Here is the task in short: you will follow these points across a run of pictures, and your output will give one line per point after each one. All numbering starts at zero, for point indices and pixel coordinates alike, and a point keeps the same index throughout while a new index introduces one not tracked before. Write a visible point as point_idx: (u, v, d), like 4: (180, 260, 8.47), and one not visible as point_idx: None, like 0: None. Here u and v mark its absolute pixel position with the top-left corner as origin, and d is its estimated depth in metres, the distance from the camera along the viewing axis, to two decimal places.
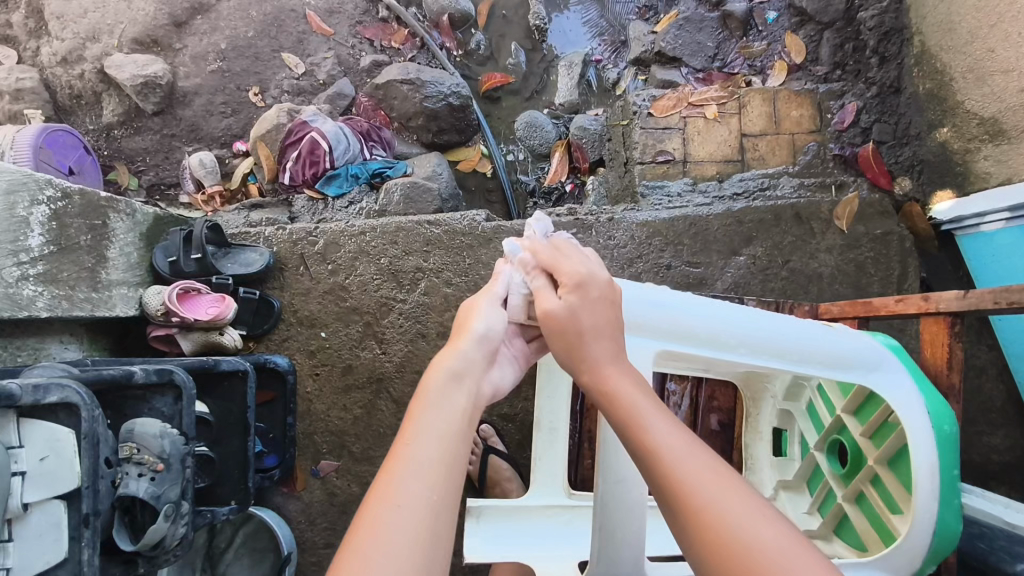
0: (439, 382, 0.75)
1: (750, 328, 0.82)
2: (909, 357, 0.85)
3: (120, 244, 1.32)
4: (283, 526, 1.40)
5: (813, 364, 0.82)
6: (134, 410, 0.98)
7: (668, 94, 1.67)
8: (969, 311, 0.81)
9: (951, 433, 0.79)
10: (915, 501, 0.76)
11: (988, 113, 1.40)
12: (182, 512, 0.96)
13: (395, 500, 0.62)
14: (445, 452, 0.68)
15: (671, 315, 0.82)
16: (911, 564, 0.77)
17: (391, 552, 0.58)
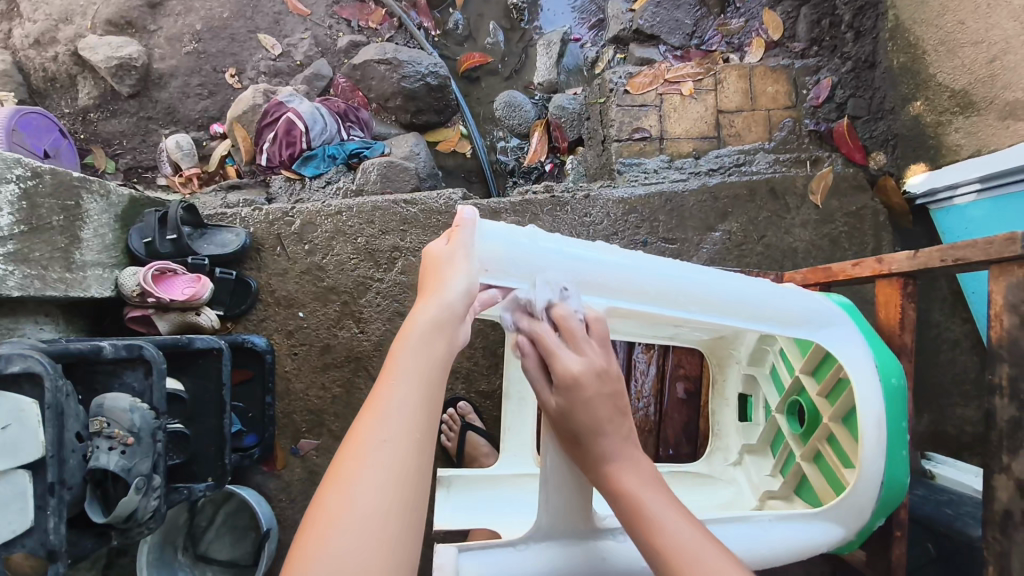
0: (416, 320, 0.69)
1: (703, 287, 0.82)
2: (861, 316, 0.87)
3: (94, 225, 1.32)
4: (263, 504, 1.40)
5: (767, 320, 0.83)
6: (106, 385, 0.99)
7: (644, 71, 1.68)
8: (920, 270, 0.83)
9: (900, 386, 0.81)
10: (864, 454, 0.78)
11: (958, 86, 1.41)
12: (154, 486, 0.97)
13: (374, 439, 0.61)
14: (425, 389, 0.66)
15: (619, 273, 0.80)
16: (860, 515, 0.80)
17: (372, 493, 0.58)
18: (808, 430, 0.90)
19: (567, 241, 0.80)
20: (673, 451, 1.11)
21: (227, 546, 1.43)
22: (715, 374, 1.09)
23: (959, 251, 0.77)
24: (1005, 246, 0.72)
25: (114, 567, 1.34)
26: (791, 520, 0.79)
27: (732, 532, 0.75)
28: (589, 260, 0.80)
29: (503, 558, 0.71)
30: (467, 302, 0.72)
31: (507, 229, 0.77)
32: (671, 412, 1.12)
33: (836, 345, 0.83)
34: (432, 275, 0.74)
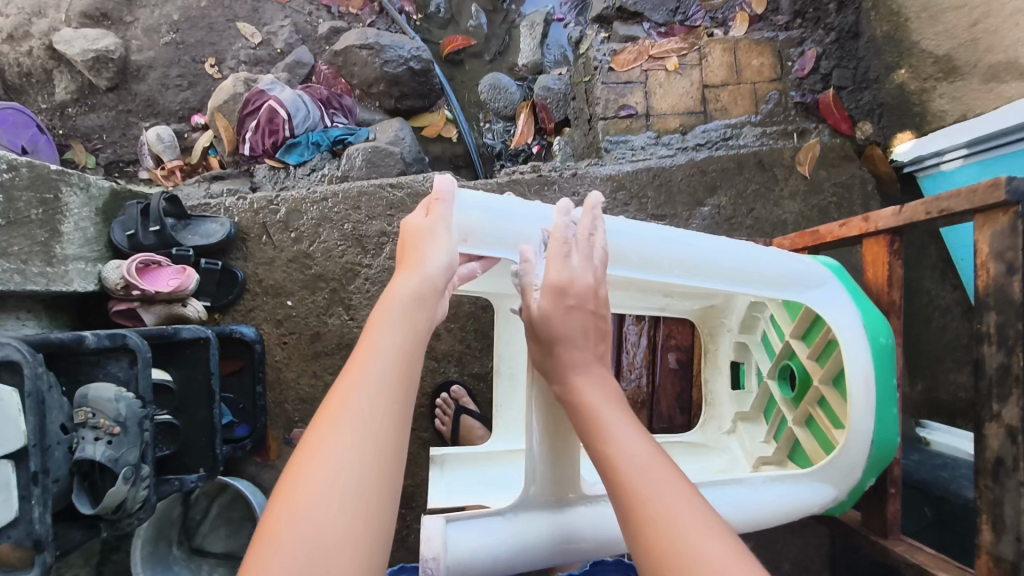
0: (397, 294, 0.69)
1: (686, 251, 0.81)
2: (849, 276, 0.86)
3: (75, 219, 1.30)
4: (258, 494, 1.39)
5: (750, 282, 0.83)
6: (89, 375, 0.98)
7: (629, 48, 1.65)
8: (906, 225, 0.82)
9: (888, 345, 0.81)
10: (854, 414, 0.78)
11: (942, 51, 1.39)
12: (143, 476, 0.95)
13: (352, 407, 0.61)
14: (401, 362, 0.66)
15: (603, 239, 0.79)
16: (851, 475, 0.80)
17: (349, 460, 0.58)
18: (800, 394, 0.90)
19: (545, 207, 0.78)
20: (668, 423, 1.09)
21: (223, 538, 1.42)
22: (707, 344, 1.08)
23: (945, 202, 0.76)
24: (989, 194, 0.71)
25: (109, 563, 1.32)
26: (783, 483, 0.78)
27: (725, 494, 0.74)
28: (575, 225, 0.78)
29: (492, 528, 0.71)
30: (446, 277, 0.73)
31: (486, 197, 0.76)
32: (664, 383, 1.10)
33: (823, 306, 0.82)
34: (412, 249, 0.73)
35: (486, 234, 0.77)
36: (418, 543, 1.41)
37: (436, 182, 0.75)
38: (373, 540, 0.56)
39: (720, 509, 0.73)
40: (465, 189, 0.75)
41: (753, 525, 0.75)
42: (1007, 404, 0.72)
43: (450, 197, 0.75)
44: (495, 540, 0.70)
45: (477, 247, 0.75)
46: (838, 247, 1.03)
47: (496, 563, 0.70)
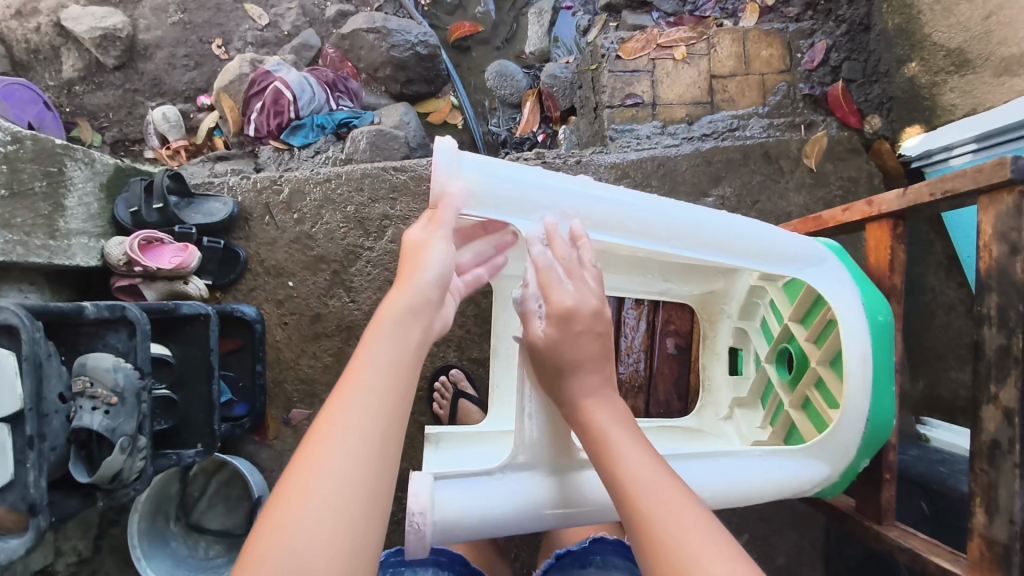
0: (391, 307, 0.68)
1: (684, 221, 0.79)
2: (851, 259, 0.85)
3: (79, 193, 1.30)
4: (254, 472, 1.40)
5: (749, 256, 0.82)
6: (88, 347, 0.98)
7: (636, 36, 1.65)
8: (909, 209, 0.81)
9: (887, 323, 0.79)
10: (850, 396, 0.77)
11: (953, 44, 1.37)
12: (139, 447, 0.96)
13: (337, 429, 0.60)
14: (386, 387, 0.63)
15: (602, 206, 0.78)
16: (845, 456, 0.80)
17: (330, 479, 0.57)
18: (797, 377, 0.89)
19: (543, 172, 0.77)
20: (665, 409, 1.08)
21: (220, 516, 1.44)
22: (705, 330, 1.07)
23: (949, 183, 0.76)
24: (993, 173, 0.71)
25: (106, 537, 1.34)
26: (777, 461, 0.78)
27: (717, 468, 0.74)
28: (573, 191, 0.77)
29: (479, 485, 0.73)
30: (441, 291, 0.71)
31: (485, 159, 0.74)
32: (662, 368, 1.09)
33: (822, 285, 0.81)
34: (408, 261, 0.72)
35: (484, 196, 0.75)
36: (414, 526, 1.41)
37: (434, 149, 0.71)
38: (354, 556, 0.55)
39: (710, 484, 0.73)
40: (464, 152, 0.73)
41: (743, 500, 0.75)
42: (1005, 386, 0.72)
43: (448, 163, 0.72)
44: (481, 499, 0.71)
45: (476, 210, 0.75)
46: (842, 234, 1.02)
47: (481, 523, 0.71)
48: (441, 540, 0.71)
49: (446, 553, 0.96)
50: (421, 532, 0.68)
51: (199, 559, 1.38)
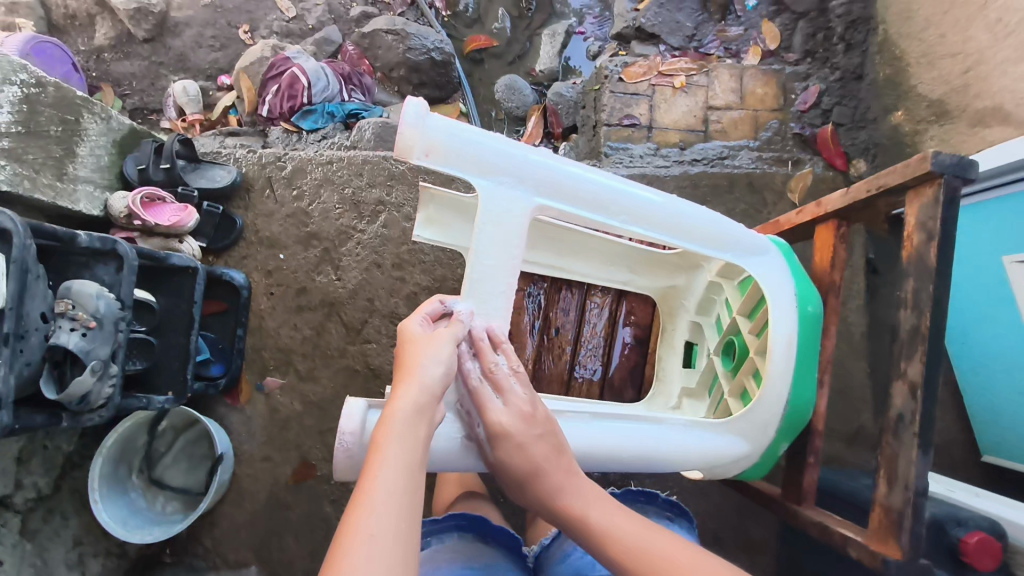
0: (397, 408, 0.71)
1: (637, 202, 0.85)
2: (794, 258, 0.92)
3: (91, 144, 1.37)
4: (221, 431, 1.43)
5: (694, 240, 0.88)
6: (76, 275, 1.03)
7: (639, 62, 1.73)
8: (850, 208, 0.87)
9: (815, 314, 0.88)
10: (778, 378, 0.85)
11: (936, 95, 1.45)
12: (110, 373, 1.00)
13: (373, 497, 0.63)
14: (412, 461, 0.67)
15: (561, 177, 0.82)
16: (766, 432, 0.88)
17: (370, 544, 0.59)
18: (737, 366, 0.95)
19: (506, 140, 0.81)
20: (618, 395, 1.10)
21: (182, 474, 1.46)
22: (664, 323, 1.11)
23: (882, 180, 0.81)
24: (918, 166, 0.75)
25: (68, 479, 1.36)
26: (700, 431, 0.86)
27: (644, 430, 0.84)
28: (533, 162, 0.81)
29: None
30: (443, 382, 0.74)
31: (451, 122, 0.78)
32: (619, 358, 1.12)
33: (760, 272, 0.88)
34: (405, 362, 0.76)
35: (448, 156, 0.78)
36: None
37: (404, 105, 0.75)
38: None
39: (632, 441, 0.83)
40: (433, 111, 0.77)
41: (662, 464, 0.85)
42: (912, 361, 0.75)
43: (416, 118, 0.76)
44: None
45: (437, 163, 0.78)
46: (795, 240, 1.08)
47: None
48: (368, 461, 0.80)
49: (467, 515, 1.02)
50: (350, 450, 0.78)
51: (156, 513, 1.40)
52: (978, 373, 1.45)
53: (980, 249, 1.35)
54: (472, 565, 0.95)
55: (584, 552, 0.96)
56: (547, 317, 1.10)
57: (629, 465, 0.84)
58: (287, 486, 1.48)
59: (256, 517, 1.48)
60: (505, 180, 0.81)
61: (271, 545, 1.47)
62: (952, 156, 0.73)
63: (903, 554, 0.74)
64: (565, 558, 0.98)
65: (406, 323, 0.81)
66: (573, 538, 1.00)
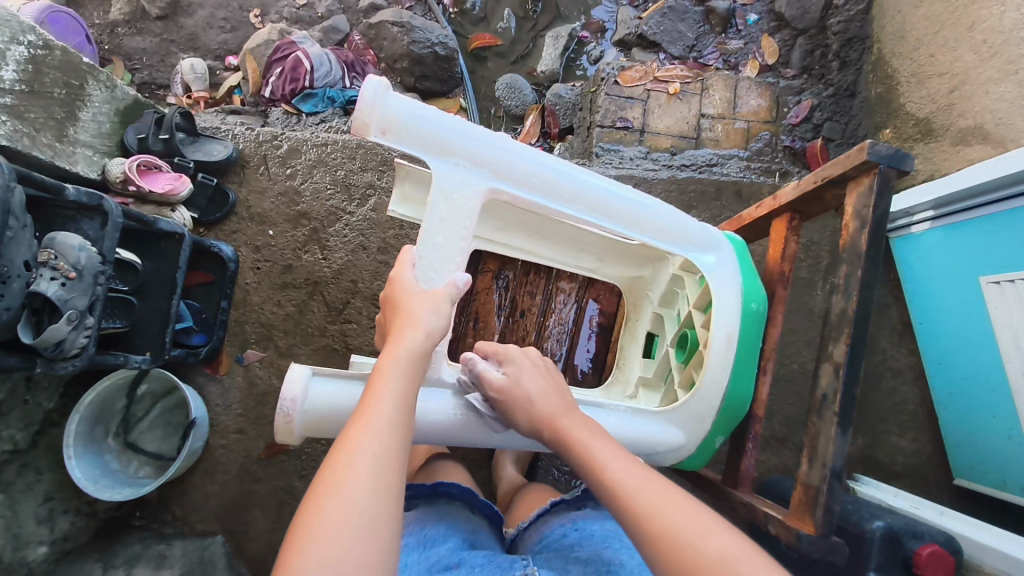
0: (400, 346, 0.74)
1: (592, 189, 0.88)
2: (748, 258, 0.96)
3: (93, 110, 1.42)
4: (197, 400, 1.45)
5: (647, 232, 0.92)
6: (62, 227, 1.06)
7: (635, 68, 1.77)
8: (799, 201, 0.90)
9: (758, 311, 0.92)
10: (714, 369, 0.89)
11: (922, 114, 1.47)
12: (85, 324, 1.03)
13: (375, 418, 0.66)
14: (408, 395, 0.71)
15: (516, 162, 0.85)
16: (701, 422, 0.92)
17: (371, 458, 0.63)
18: (687, 358, 0.98)
19: (464, 121, 0.84)
20: (579, 379, 1.16)
21: (156, 440, 1.48)
22: (629, 313, 1.15)
23: (828, 171, 0.83)
24: (857, 157, 0.78)
25: (44, 436, 1.35)
26: (639, 414, 0.91)
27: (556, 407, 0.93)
28: (492, 144, 0.84)
29: (353, 389, 0.83)
30: (441, 330, 0.78)
31: (410, 101, 0.80)
32: (585, 343, 1.17)
33: (707, 266, 0.93)
34: (404, 309, 0.79)
35: (405, 133, 0.81)
36: None
37: (363, 82, 0.77)
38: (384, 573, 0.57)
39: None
40: (392, 89, 0.79)
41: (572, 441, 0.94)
42: (837, 342, 0.79)
43: (375, 95, 0.78)
44: (349, 399, 0.83)
45: (393, 141, 0.81)
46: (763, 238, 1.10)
47: (347, 421, 0.83)
48: (310, 427, 0.83)
49: (456, 485, 1.05)
50: (290, 415, 0.80)
51: (127, 476, 1.42)
52: (953, 394, 1.45)
53: (955, 266, 1.35)
54: (457, 527, 0.99)
55: (563, 535, 0.97)
56: (515, 300, 1.16)
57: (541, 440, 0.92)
58: (258, 460, 1.50)
59: (226, 489, 1.49)
60: (460, 162, 0.84)
61: (238, 517, 1.49)
62: (888, 145, 0.75)
63: (816, 530, 0.78)
64: (541, 539, 1.00)
65: (399, 274, 0.82)
66: (553, 521, 1.02)
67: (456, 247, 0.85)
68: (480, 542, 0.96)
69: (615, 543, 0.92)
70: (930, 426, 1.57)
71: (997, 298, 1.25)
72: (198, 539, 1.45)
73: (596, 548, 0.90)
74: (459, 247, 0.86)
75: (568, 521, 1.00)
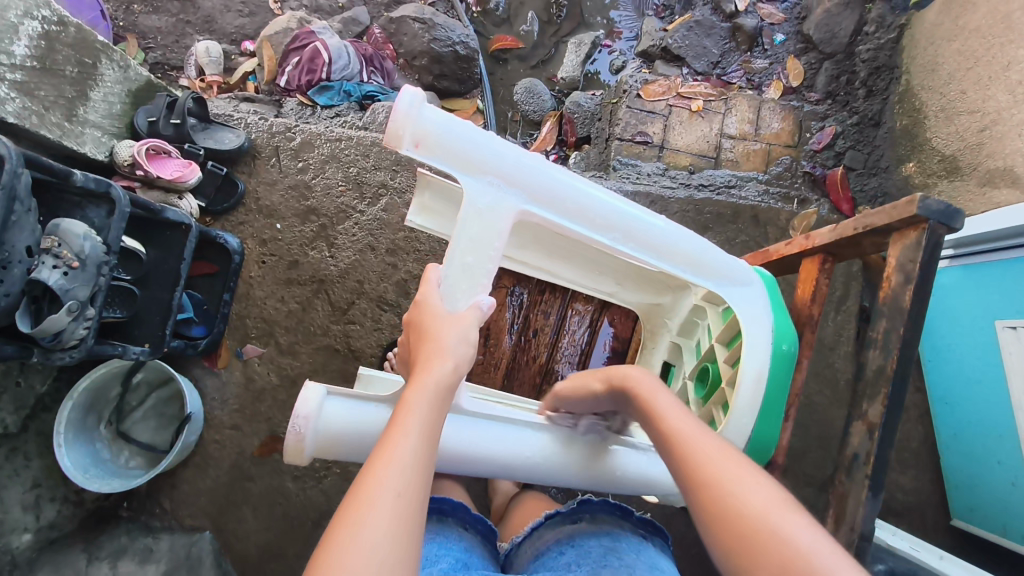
0: (426, 377, 0.72)
1: (625, 217, 0.86)
2: (778, 293, 0.94)
3: (104, 91, 1.38)
4: (192, 390, 1.42)
5: (680, 265, 0.90)
6: (66, 214, 1.03)
7: (659, 82, 1.75)
8: (834, 245, 0.90)
9: (789, 352, 0.89)
10: (741, 409, 0.87)
11: (949, 151, 1.44)
12: (86, 314, 1.00)
13: (397, 454, 0.64)
14: (431, 428, 0.68)
15: (550, 185, 0.82)
16: None
17: (393, 496, 0.60)
18: (708, 394, 0.97)
19: (499, 139, 0.81)
20: None
21: (150, 431, 1.45)
22: (646, 341, 1.14)
23: (871, 219, 0.83)
24: (904, 209, 0.77)
25: (36, 420, 1.33)
26: None
27: (553, 440, 0.91)
28: (526, 165, 0.81)
29: (368, 411, 0.81)
30: (467, 359, 0.76)
31: (446, 115, 0.78)
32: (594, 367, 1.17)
33: (739, 301, 0.90)
34: (428, 338, 0.77)
35: (439, 149, 0.78)
36: (332, 486, 1.47)
37: (399, 93, 0.75)
38: None
39: (538, 449, 0.90)
40: (428, 102, 0.77)
41: (565, 475, 0.92)
42: (874, 402, 0.79)
43: (410, 106, 0.76)
44: (363, 423, 0.80)
45: (426, 154, 0.78)
46: (785, 272, 1.10)
47: (358, 445, 0.81)
48: (319, 447, 0.81)
49: (448, 500, 1.03)
50: (301, 434, 0.78)
51: (118, 466, 1.39)
52: (958, 437, 1.43)
53: (972, 310, 1.33)
54: (451, 544, 0.96)
55: (560, 553, 0.93)
56: (525, 319, 1.17)
57: (534, 473, 0.90)
58: (252, 458, 1.47)
59: (217, 485, 1.47)
60: (494, 181, 0.81)
61: (228, 515, 1.46)
62: (939, 201, 0.75)
63: None
64: (537, 557, 0.96)
65: (425, 294, 0.81)
66: (549, 536, 0.98)
67: (483, 267, 0.83)
68: (473, 561, 0.94)
69: (613, 560, 0.88)
70: (933, 465, 1.55)
71: (1012, 344, 1.22)
72: (185, 534, 1.43)
73: (593, 568, 0.86)
74: (486, 266, 0.83)
75: (565, 537, 0.96)
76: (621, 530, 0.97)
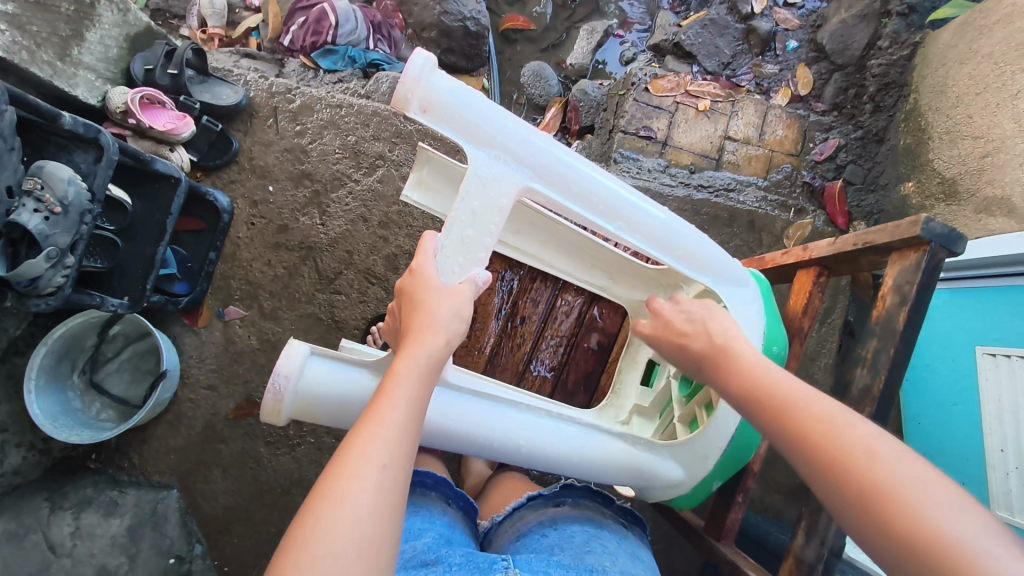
0: (416, 351, 0.71)
1: (628, 205, 0.85)
2: (772, 300, 0.94)
3: (101, 32, 1.34)
4: (169, 346, 1.39)
5: (681, 260, 0.89)
6: (53, 157, 1.00)
7: (668, 77, 1.72)
8: (830, 257, 0.90)
9: (779, 355, 0.90)
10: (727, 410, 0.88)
11: (949, 174, 1.45)
12: (64, 263, 0.98)
13: (383, 425, 0.63)
14: (419, 402, 0.67)
15: (556, 166, 0.81)
16: (703, 462, 0.94)
17: (378, 468, 0.59)
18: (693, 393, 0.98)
19: (507, 113, 0.79)
20: (568, 396, 1.17)
21: (123, 384, 1.43)
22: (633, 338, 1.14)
23: (871, 236, 0.83)
24: (907, 230, 0.77)
25: (6, 363, 1.30)
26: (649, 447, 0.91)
27: (546, 425, 0.88)
28: (535, 143, 0.80)
29: (350, 375, 0.79)
30: (459, 336, 0.75)
31: (457, 85, 0.76)
32: (577, 358, 1.17)
33: (734, 302, 0.90)
34: (418, 311, 0.75)
35: (446, 117, 0.76)
36: (304, 455, 1.46)
37: (411, 56, 0.73)
38: None
39: (529, 434, 0.87)
40: (440, 69, 0.75)
41: (556, 462, 0.89)
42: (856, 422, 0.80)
43: (421, 71, 0.74)
44: (344, 386, 0.79)
45: (433, 121, 0.76)
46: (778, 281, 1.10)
47: (337, 409, 0.80)
48: (296, 408, 0.79)
49: (432, 475, 1.02)
50: (281, 393, 0.76)
51: (88, 417, 1.37)
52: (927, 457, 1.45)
53: (955, 334, 1.34)
54: (433, 519, 0.95)
55: (543, 535, 0.93)
56: (513, 305, 1.17)
57: (523, 458, 0.88)
58: (226, 420, 1.46)
59: (189, 443, 1.45)
60: (500, 156, 0.80)
61: (197, 474, 1.45)
62: (943, 225, 0.75)
63: None
64: (520, 537, 0.96)
65: (421, 264, 0.79)
66: (530, 518, 0.98)
67: (480, 242, 0.81)
68: (456, 536, 0.93)
69: (596, 546, 0.89)
70: None
71: (989, 370, 1.23)
72: (153, 490, 1.41)
73: (578, 551, 0.87)
74: (482, 242, 0.81)
75: (548, 519, 0.96)
76: (603, 516, 0.98)
